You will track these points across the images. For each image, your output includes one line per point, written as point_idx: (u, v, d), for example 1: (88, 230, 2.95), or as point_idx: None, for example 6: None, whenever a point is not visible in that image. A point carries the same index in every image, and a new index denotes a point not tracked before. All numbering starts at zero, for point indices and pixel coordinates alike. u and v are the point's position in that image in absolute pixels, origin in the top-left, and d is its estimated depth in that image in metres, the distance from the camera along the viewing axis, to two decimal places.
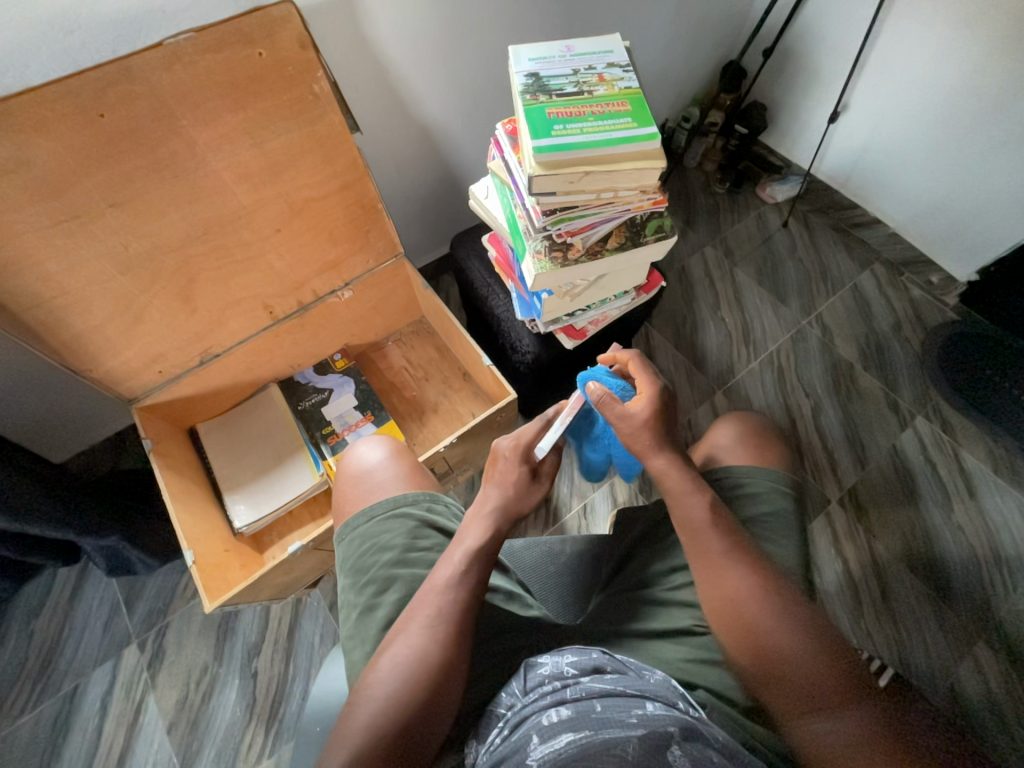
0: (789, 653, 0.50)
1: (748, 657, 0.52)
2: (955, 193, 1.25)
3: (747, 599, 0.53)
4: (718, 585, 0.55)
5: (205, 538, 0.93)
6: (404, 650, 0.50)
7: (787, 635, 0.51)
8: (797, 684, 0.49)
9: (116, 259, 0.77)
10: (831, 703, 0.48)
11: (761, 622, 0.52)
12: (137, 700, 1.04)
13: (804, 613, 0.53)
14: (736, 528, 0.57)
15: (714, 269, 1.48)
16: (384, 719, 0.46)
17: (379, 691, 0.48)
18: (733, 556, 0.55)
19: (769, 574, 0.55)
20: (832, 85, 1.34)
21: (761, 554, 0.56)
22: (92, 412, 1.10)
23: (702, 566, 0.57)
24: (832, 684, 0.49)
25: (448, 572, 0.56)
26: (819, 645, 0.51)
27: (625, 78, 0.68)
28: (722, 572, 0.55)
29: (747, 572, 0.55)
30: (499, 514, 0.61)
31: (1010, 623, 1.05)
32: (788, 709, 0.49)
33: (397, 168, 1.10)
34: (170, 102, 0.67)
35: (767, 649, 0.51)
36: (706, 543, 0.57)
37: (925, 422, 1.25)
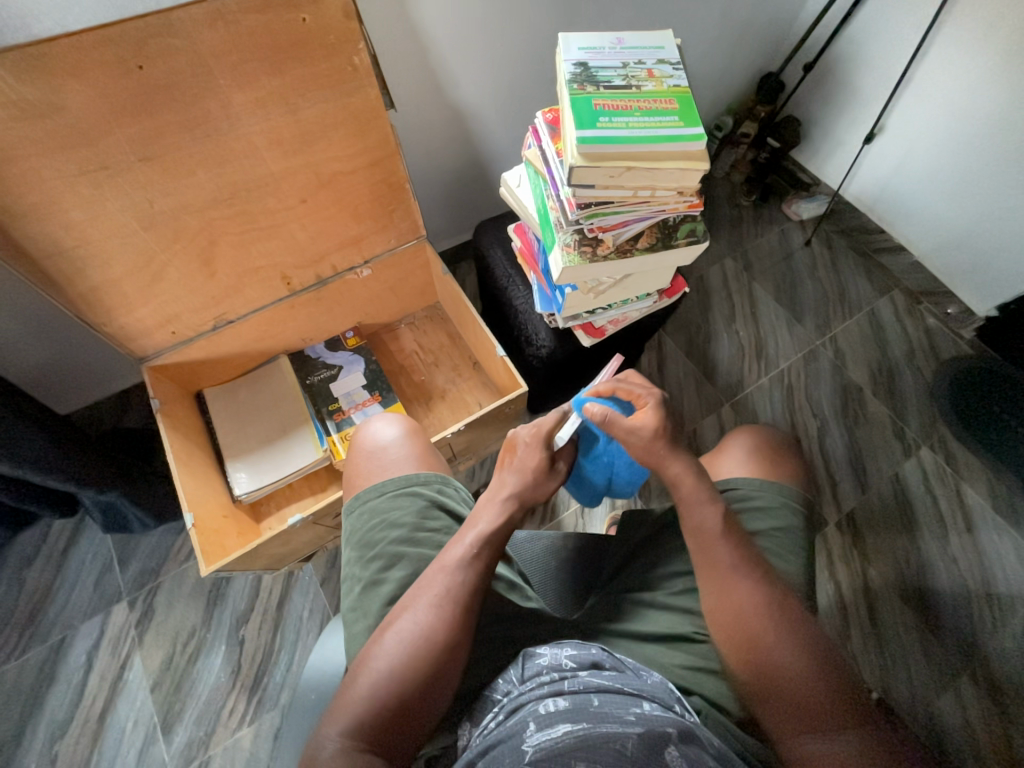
0: (788, 668, 0.51)
1: (750, 671, 0.52)
2: (982, 227, 1.24)
3: (754, 613, 0.53)
4: (725, 596, 0.55)
5: (204, 503, 0.93)
6: (410, 625, 0.50)
7: (790, 652, 0.51)
8: (793, 700, 0.50)
9: (140, 215, 0.76)
10: (828, 724, 0.48)
11: (768, 637, 0.52)
12: (123, 656, 1.05)
13: (808, 631, 0.53)
14: (750, 546, 0.57)
15: (732, 281, 1.47)
16: (386, 693, 0.47)
17: (384, 663, 0.48)
18: (743, 570, 0.55)
19: (777, 588, 0.55)
20: (870, 106, 1.33)
21: (773, 572, 0.56)
22: (100, 367, 1.10)
23: (708, 573, 0.56)
24: (832, 706, 0.49)
25: (459, 554, 0.55)
26: (822, 665, 0.51)
27: (673, 76, 0.67)
28: (732, 585, 0.55)
29: (754, 585, 0.54)
30: (512, 501, 0.61)
31: (995, 660, 1.06)
32: (783, 725, 0.49)
33: (426, 149, 1.09)
34: (209, 60, 0.66)
35: (770, 663, 0.51)
36: (719, 556, 0.56)
37: (930, 453, 1.25)
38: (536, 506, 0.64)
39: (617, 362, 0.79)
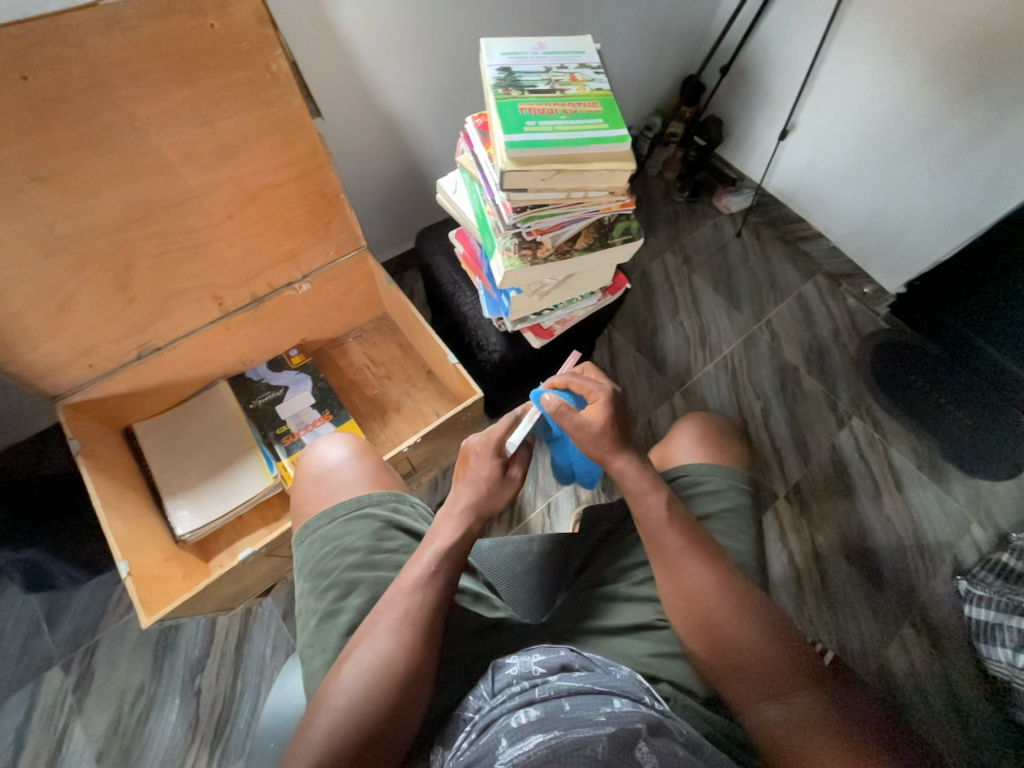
0: (743, 642, 0.53)
1: (708, 648, 0.55)
2: (887, 212, 1.36)
3: (705, 592, 0.55)
4: (678, 580, 0.57)
5: (141, 548, 0.85)
6: (369, 656, 0.48)
7: (742, 627, 0.54)
8: (750, 672, 0.52)
9: (40, 240, 0.69)
10: (783, 689, 0.51)
11: (719, 613, 0.54)
12: (60, 727, 0.95)
13: (757, 601, 0.56)
14: (695, 528, 0.59)
15: (673, 274, 1.53)
16: (346, 730, 0.45)
17: (342, 700, 0.46)
18: (691, 552, 0.57)
19: (725, 567, 0.57)
20: (782, 105, 1.42)
21: (719, 552, 0.58)
22: (8, 409, 0.99)
23: (660, 559, 0.59)
24: (783, 671, 0.52)
25: (417, 575, 0.54)
26: (771, 630, 0.54)
27: (595, 80, 0.69)
28: (681, 569, 0.57)
29: (702, 566, 0.57)
30: (469, 514, 0.60)
31: (930, 606, 1.15)
32: (744, 696, 0.52)
33: (360, 157, 1.07)
34: (107, 70, 0.61)
35: (726, 638, 0.54)
36: (666, 541, 0.58)
37: (860, 422, 1.35)
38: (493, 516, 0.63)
39: (577, 356, 0.79)
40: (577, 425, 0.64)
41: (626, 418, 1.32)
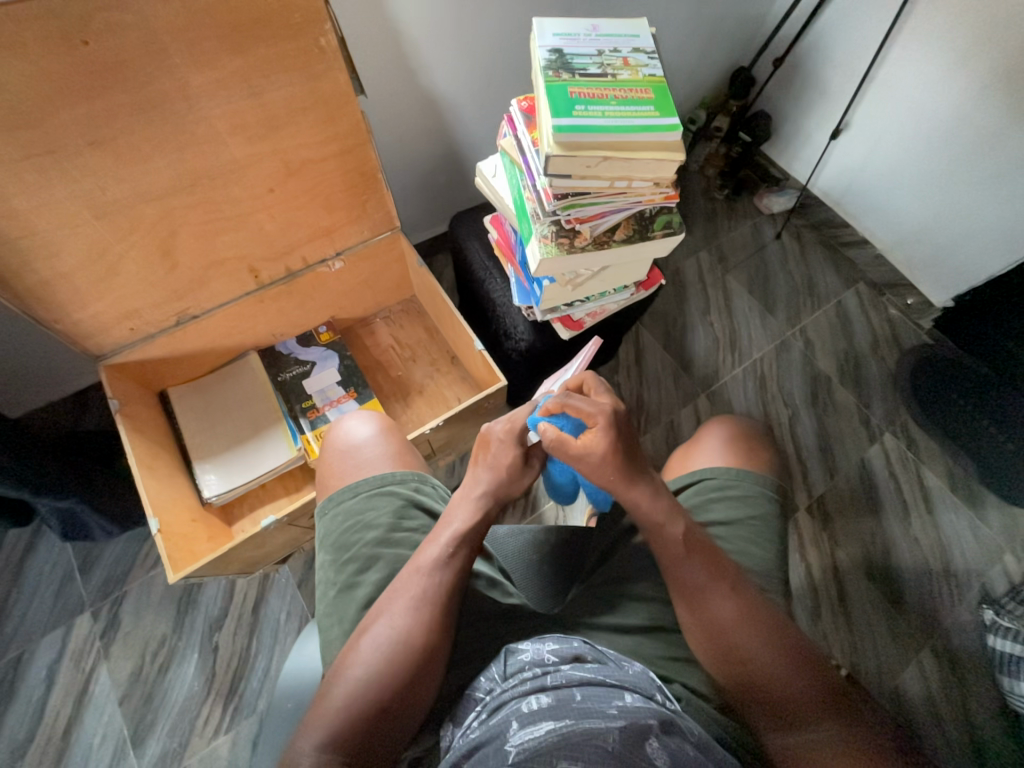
0: (769, 675, 0.52)
1: (728, 675, 0.54)
2: (941, 221, 1.29)
3: (727, 623, 0.54)
4: (701, 614, 0.55)
5: (171, 507, 0.89)
6: (387, 630, 0.49)
7: (769, 660, 0.52)
8: (777, 705, 0.51)
9: (92, 204, 0.71)
10: (808, 719, 0.50)
11: (744, 646, 0.53)
12: (87, 670, 1.00)
13: (778, 624, 0.54)
14: (717, 557, 0.57)
15: (707, 274, 1.49)
16: (362, 701, 0.46)
17: (360, 670, 0.47)
18: (713, 585, 0.55)
19: (749, 598, 0.55)
20: (837, 102, 1.36)
21: (742, 578, 0.57)
22: (54, 366, 1.04)
23: (681, 592, 0.57)
24: (812, 703, 0.51)
25: (435, 555, 0.54)
26: (795, 657, 0.53)
27: (649, 65, 0.67)
28: (702, 601, 0.55)
29: (726, 598, 0.55)
30: (488, 499, 0.60)
31: (953, 633, 1.12)
32: (765, 724, 0.51)
33: (399, 138, 1.07)
34: (163, 37, 0.62)
35: (751, 673, 0.52)
36: (686, 576, 0.56)
37: (893, 438, 1.30)
38: (510, 501, 0.64)
39: (596, 345, 0.77)
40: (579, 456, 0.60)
41: (648, 417, 1.30)
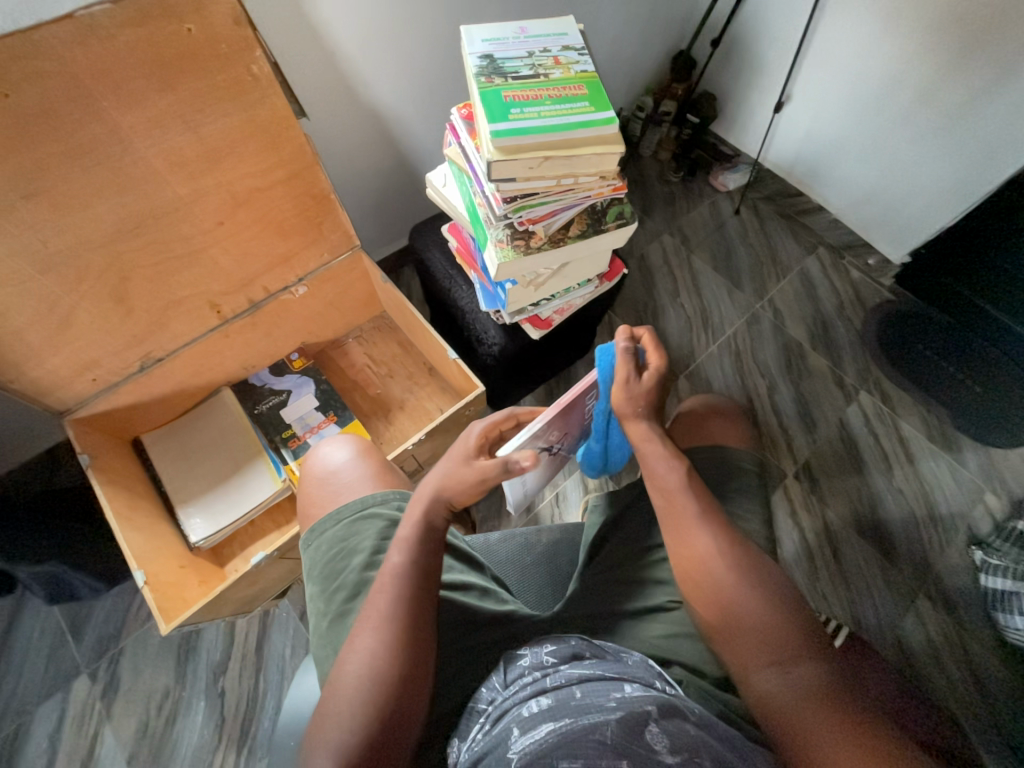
0: (750, 616, 0.53)
1: (712, 614, 0.55)
2: (888, 181, 1.33)
3: (710, 559, 0.56)
4: (688, 546, 0.57)
5: (156, 556, 0.87)
6: (355, 658, 0.49)
7: (751, 601, 0.54)
8: (758, 644, 0.52)
9: (35, 257, 0.69)
10: (787, 656, 0.51)
11: (728, 583, 0.55)
12: (91, 733, 0.97)
13: (763, 568, 0.56)
14: (711, 496, 0.60)
15: (672, 256, 1.51)
16: (345, 733, 0.45)
17: (337, 704, 0.47)
18: (704, 517, 0.58)
19: (735, 538, 0.57)
20: (776, 76, 1.39)
21: (728, 521, 0.59)
22: (19, 428, 1.01)
23: (673, 522, 0.59)
24: (790, 643, 0.52)
25: (389, 572, 0.54)
26: (777, 598, 0.54)
27: (580, 62, 0.68)
28: (688, 532, 0.58)
29: (714, 533, 0.57)
30: (434, 509, 0.59)
31: (946, 577, 1.15)
32: (748, 662, 0.52)
33: (349, 156, 1.06)
34: (87, 82, 0.60)
35: (733, 610, 0.54)
36: (681, 502, 0.59)
37: (868, 396, 1.34)
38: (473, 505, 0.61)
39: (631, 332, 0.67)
40: (627, 381, 0.65)
41: None
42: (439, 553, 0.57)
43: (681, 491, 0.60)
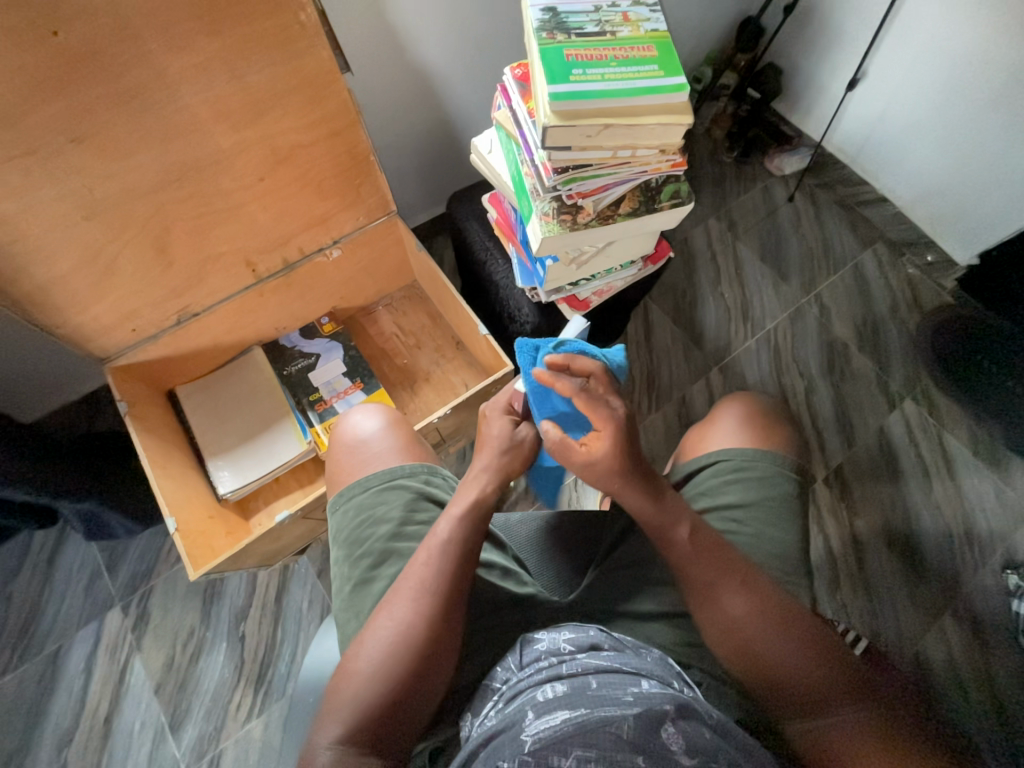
0: (788, 668, 0.51)
1: (747, 673, 0.52)
2: (964, 175, 1.22)
3: (743, 621, 0.52)
4: (713, 611, 0.53)
5: (187, 504, 0.90)
6: (388, 624, 0.50)
7: (788, 654, 0.51)
8: (798, 693, 0.50)
9: (81, 203, 0.69)
10: (829, 705, 0.50)
11: (758, 641, 0.51)
12: (122, 661, 1.04)
13: (796, 620, 0.53)
14: (726, 552, 0.55)
15: (717, 242, 1.44)
16: (368, 694, 0.46)
17: (364, 664, 0.48)
18: (723, 582, 0.53)
19: (760, 590, 0.53)
20: (853, 50, 1.27)
21: (754, 570, 0.55)
22: (63, 371, 1.04)
23: (690, 591, 0.55)
24: (830, 691, 0.50)
25: (434, 545, 0.54)
26: (816, 647, 0.52)
27: (650, 19, 0.62)
28: (715, 598, 0.53)
29: (737, 592, 0.53)
30: (485, 486, 0.59)
31: (976, 600, 1.10)
32: (781, 710, 0.51)
33: (391, 117, 1.02)
34: (135, 22, 0.59)
35: (771, 666, 0.51)
36: (695, 575, 0.54)
37: (913, 404, 1.27)
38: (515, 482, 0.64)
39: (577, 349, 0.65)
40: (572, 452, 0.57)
41: (659, 393, 1.28)
42: (483, 535, 0.56)
43: None
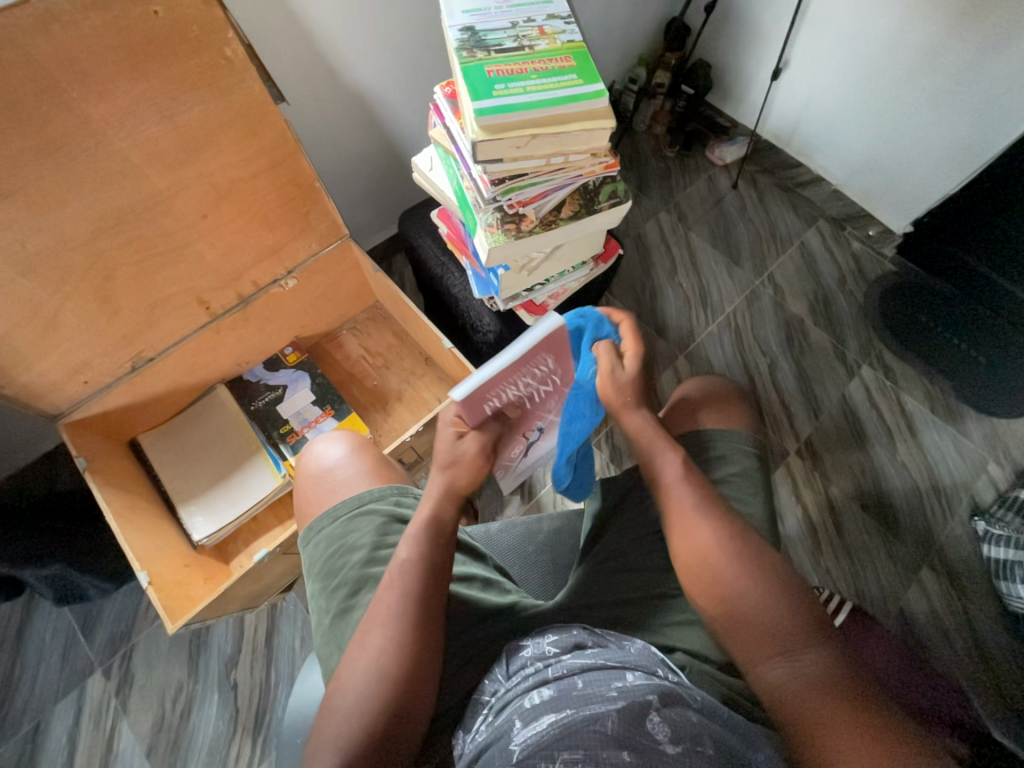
0: (754, 609, 0.53)
1: (716, 610, 0.54)
2: (888, 150, 1.29)
3: (717, 554, 0.55)
4: (688, 539, 0.57)
5: (160, 557, 0.87)
6: (361, 655, 0.49)
7: (755, 594, 0.53)
8: (761, 635, 0.52)
9: (14, 258, 0.67)
10: (792, 649, 0.51)
11: (728, 575, 0.54)
12: (108, 728, 0.99)
13: (772, 563, 0.55)
14: (706, 485, 0.60)
15: (669, 234, 1.48)
16: (348, 729, 0.46)
17: (342, 700, 0.48)
18: (699, 512, 0.57)
19: (733, 527, 0.57)
20: (774, 41, 1.34)
21: (729, 511, 0.58)
22: (14, 433, 1.00)
23: (671, 519, 0.59)
24: (794, 634, 0.52)
25: (395, 570, 0.54)
26: (783, 591, 0.54)
27: (566, 31, 0.65)
28: (691, 527, 0.57)
29: (713, 526, 0.57)
30: (438, 503, 0.58)
31: (949, 548, 1.15)
32: (749, 656, 0.52)
33: (334, 143, 1.03)
34: (53, 72, 0.58)
35: (739, 606, 0.53)
36: (677, 498, 0.59)
37: (870, 370, 1.32)
38: (474, 494, 0.62)
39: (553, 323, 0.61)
40: (610, 371, 0.64)
41: None
42: (448, 549, 0.56)
43: (687, 485, 0.59)
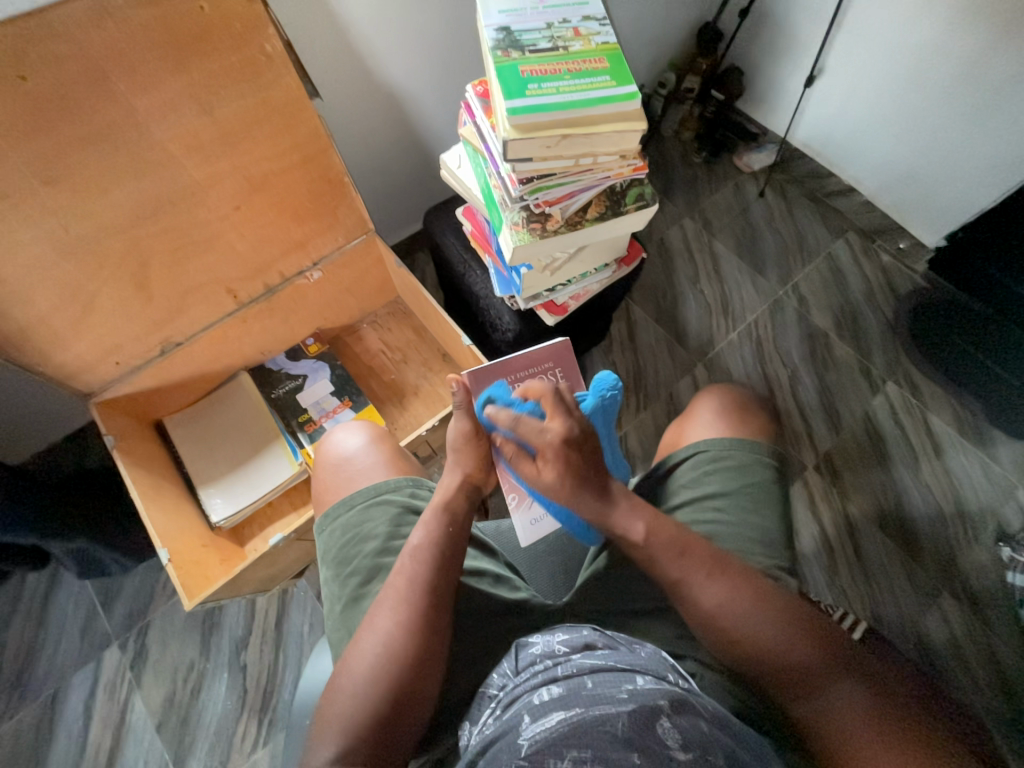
0: (777, 653, 0.52)
1: (740, 663, 0.53)
2: (924, 162, 1.26)
3: (721, 612, 0.53)
4: (690, 605, 0.54)
5: (179, 535, 0.90)
6: (371, 635, 0.50)
7: (774, 640, 0.52)
8: (791, 677, 0.51)
9: (58, 241, 0.70)
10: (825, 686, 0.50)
11: (741, 629, 0.52)
12: (122, 701, 1.02)
13: (774, 598, 0.54)
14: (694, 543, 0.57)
15: (693, 241, 1.46)
16: (355, 708, 0.47)
17: (349, 679, 0.48)
18: (691, 572, 0.55)
19: (732, 579, 0.55)
20: (809, 48, 1.31)
21: (723, 558, 0.56)
22: (47, 410, 1.04)
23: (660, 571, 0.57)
24: (822, 670, 0.51)
25: (408, 554, 0.55)
26: (799, 628, 0.53)
27: (601, 33, 0.65)
28: (692, 590, 0.54)
29: (709, 582, 0.54)
30: (452, 492, 0.61)
31: (972, 574, 1.11)
32: (784, 697, 0.52)
33: (363, 140, 1.05)
34: (103, 64, 0.60)
35: (761, 654, 0.52)
36: (662, 564, 0.56)
37: (896, 387, 1.29)
38: (482, 484, 0.65)
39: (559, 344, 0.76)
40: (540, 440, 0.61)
41: (647, 392, 1.30)
42: (459, 539, 0.58)
43: None
